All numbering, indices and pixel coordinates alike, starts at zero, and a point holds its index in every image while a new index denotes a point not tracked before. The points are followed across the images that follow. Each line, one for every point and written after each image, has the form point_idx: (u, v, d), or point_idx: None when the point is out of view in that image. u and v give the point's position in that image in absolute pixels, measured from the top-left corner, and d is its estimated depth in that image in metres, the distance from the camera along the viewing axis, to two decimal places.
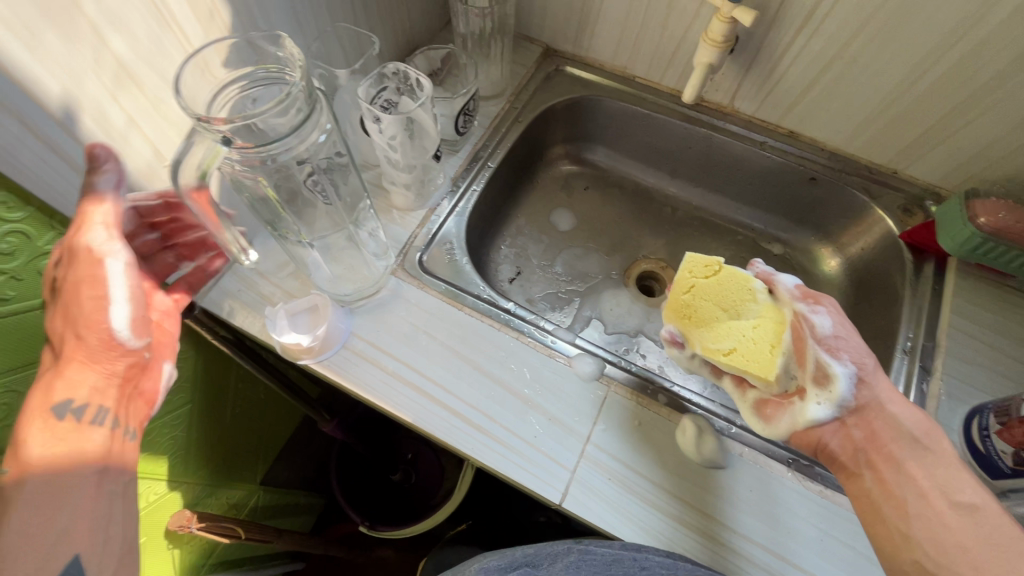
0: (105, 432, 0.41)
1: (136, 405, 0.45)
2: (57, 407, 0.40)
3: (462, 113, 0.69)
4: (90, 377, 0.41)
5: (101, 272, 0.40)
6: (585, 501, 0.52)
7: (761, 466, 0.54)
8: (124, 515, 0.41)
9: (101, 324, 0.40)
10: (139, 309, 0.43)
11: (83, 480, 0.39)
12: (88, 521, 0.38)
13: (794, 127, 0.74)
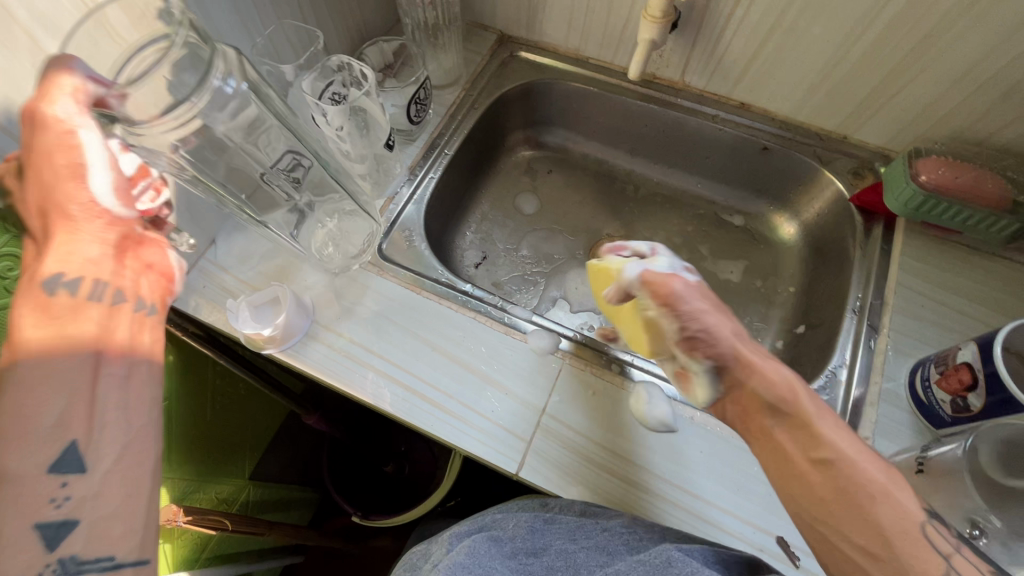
0: (104, 305, 0.39)
1: (144, 275, 0.43)
2: (48, 291, 0.37)
3: (413, 102, 0.70)
4: (80, 250, 0.39)
5: (76, 142, 0.38)
6: (541, 470, 0.54)
7: (712, 428, 0.56)
8: (133, 396, 0.38)
9: (53, 198, 0.38)
10: (117, 172, 0.40)
11: (88, 346, 0.37)
12: (86, 402, 0.35)
13: (744, 99, 0.75)
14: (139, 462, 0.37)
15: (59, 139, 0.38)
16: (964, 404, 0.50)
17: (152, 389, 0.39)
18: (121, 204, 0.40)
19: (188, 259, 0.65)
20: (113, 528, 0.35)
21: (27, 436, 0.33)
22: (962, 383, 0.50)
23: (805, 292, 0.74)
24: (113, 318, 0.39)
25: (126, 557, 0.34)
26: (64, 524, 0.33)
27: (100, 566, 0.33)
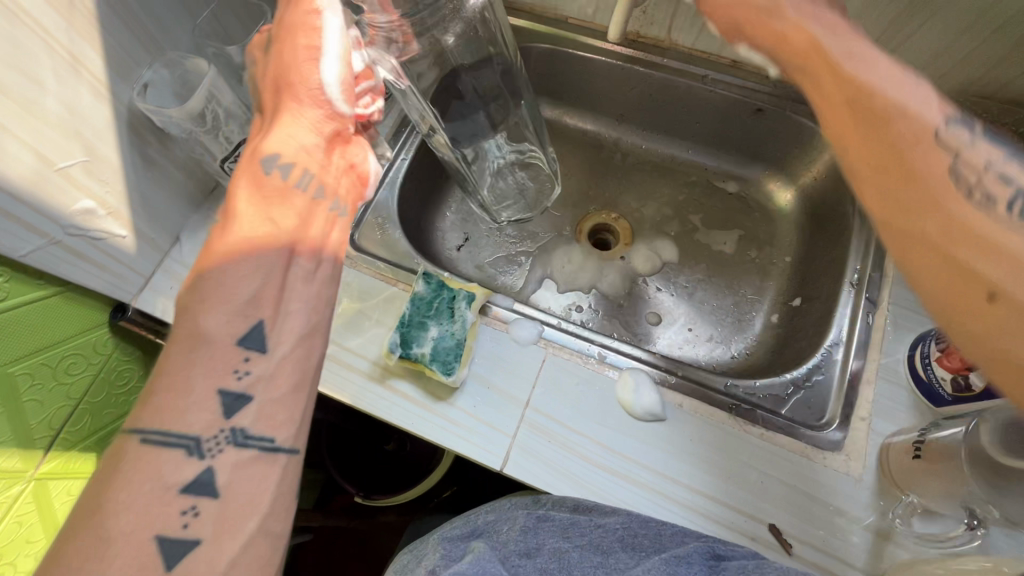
0: (305, 198, 0.46)
1: (342, 176, 0.50)
2: (265, 169, 0.45)
3: None
4: (291, 147, 0.46)
5: (320, 23, 0.45)
6: (526, 464, 0.52)
7: (702, 415, 0.54)
8: (312, 296, 0.44)
9: (291, 76, 0.45)
10: (345, 69, 0.47)
11: (283, 235, 0.43)
12: (273, 291, 0.42)
13: (736, 56, 0.70)
14: (303, 359, 0.43)
15: (309, 32, 0.45)
16: (965, 383, 0.48)
17: (331, 286, 0.46)
18: (347, 106, 0.49)
19: (152, 260, 0.62)
20: (276, 411, 0.41)
21: (182, 389, 0.37)
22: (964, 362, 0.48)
23: (801, 262, 0.71)
24: (303, 220, 0.45)
25: (282, 440, 0.40)
26: (241, 395, 0.39)
27: (260, 443, 0.39)
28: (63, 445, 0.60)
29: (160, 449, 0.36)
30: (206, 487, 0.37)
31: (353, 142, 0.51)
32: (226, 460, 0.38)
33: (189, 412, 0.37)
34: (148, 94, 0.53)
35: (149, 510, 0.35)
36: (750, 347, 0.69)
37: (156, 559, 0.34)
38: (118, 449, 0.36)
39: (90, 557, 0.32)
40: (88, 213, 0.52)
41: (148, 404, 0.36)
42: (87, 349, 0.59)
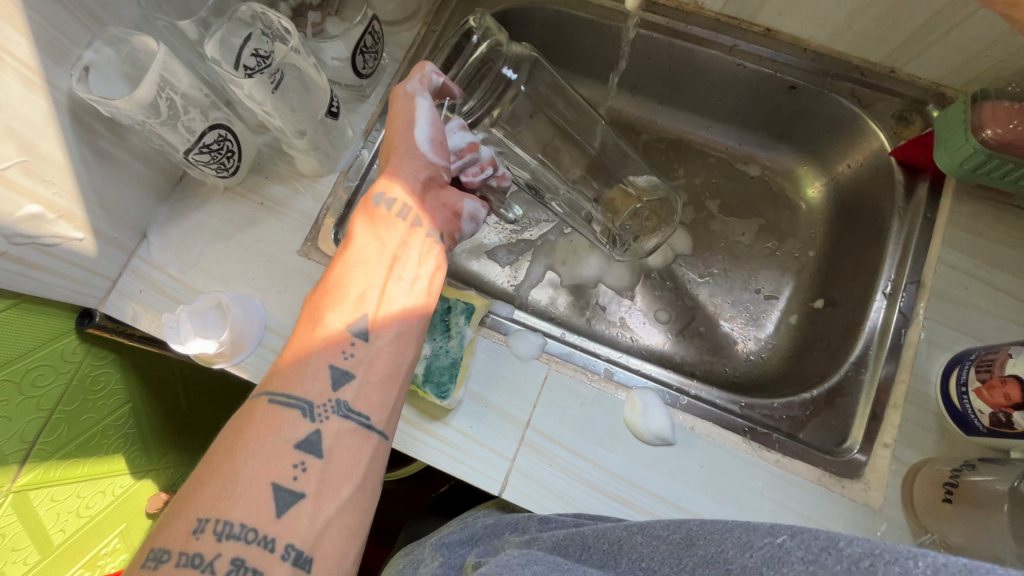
0: (407, 225, 0.47)
1: (441, 213, 0.50)
2: (374, 205, 0.47)
3: (358, 51, 0.56)
4: (399, 181, 0.47)
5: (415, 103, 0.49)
6: (525, 490, 0.49)
7: (713, 438, 0.50)
8: (404, 317, 0.44)
9: (392, 140, 0.49)
10: (435, 132, 0.49)
11: (372, 288, 0.43)
12: (376, 294, 0.43)
13: (771, 24, 0.61)
14: (399, 354, 0.43)
15: (404, 107, 0.49)
16: (1005, 419, 0.43)
17: (418, 327, 0.45)
18: (438, 157, 0.49)
19: (116, 261, 0.57)
20: (374, 393, 0.41)
21: (227, 476, 0.34)
22: (1007, 399, 0.43)
23: (826, 260, 0.66)
24: (395, 272, 0.45)
25: (377, 421, 0.40)
26: (348, 371, 0.40)
27: (360, 418, 0.39)
28: (39, 456, 0.57)
29: (282, 409, 0.37)
30: (314, 446, 0.37)
31: (449, 198, 0.51)
32: (331, 427, 0.38)
33: (305, 380, 0.39)
34: (91, 78, 0.46)
35: (271, 460, 0.35)
36: (765, 350, 0.65)
37: (271, 505, 0.34)
38: (250, 405, 0.38)
39: (222, 496, 0.33)
40: (36, 219, 0.46)
41: (278, 373, 0.39)
42: (55, 359, 0.55)
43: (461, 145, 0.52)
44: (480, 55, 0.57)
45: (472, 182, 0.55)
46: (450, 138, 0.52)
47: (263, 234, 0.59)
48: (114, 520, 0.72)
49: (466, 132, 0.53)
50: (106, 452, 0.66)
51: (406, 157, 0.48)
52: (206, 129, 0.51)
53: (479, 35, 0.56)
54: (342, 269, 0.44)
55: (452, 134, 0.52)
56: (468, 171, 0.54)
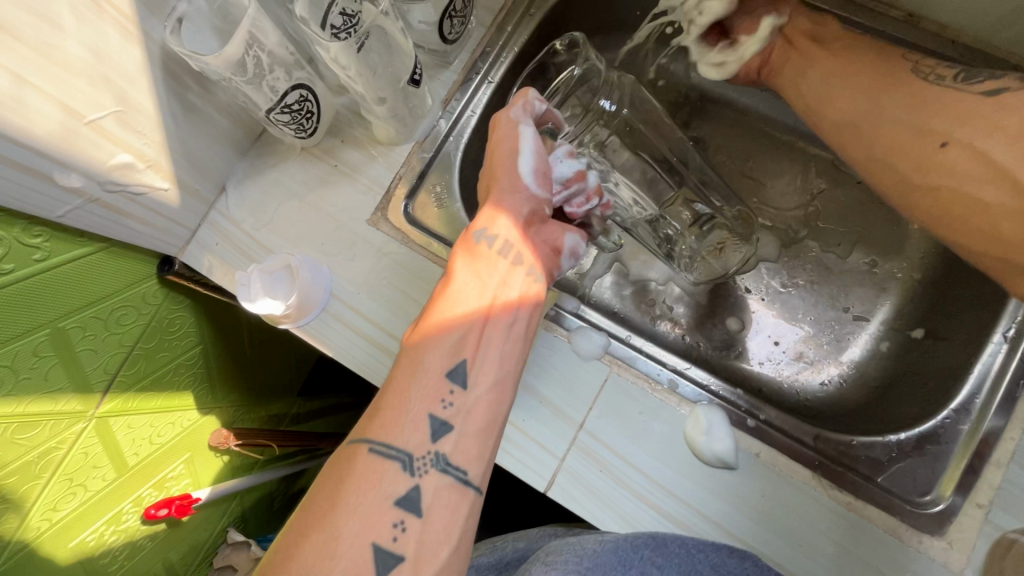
0: (508, 263, 0.45)
1: (542, 249, 0.48)
2: (475, 240, 0.46)
3: (446, 15, 0.53)
4: (500, 219, 0.46)
5: (519, 133, 0.47)
6: (572, 493, 0.48)
7: (780, 469, 0.47)
8: (509, 346, 0.44)
9: (495, 170, 0.47)
10: (538, 160, 0.47)
11: (474, 329, 0.43)
12: (477, 337, 0.43)
13: (916, 8, 0.53)
14: (497, 403, 0.43)
15: (508, 135, 0.47)
16: None
17: (516, 365, 0.44)
18: (541, 189, 0.48)
19: (197, 212, 0.58)
20: (471, 446, 0.41)
21: (326, 529, 0.36)
22: None
23: (934, 285, 0.58)
24: (496, 310, 0.44)
25: (473, 476, 0.40)
26: (446, 422, 0.40)
27: (457, 473, 0.40)
28: (121, 387, 0.61)
29: (382, 463, 0.38)
30: (413, 504, 0.38)
31: (550, 230, 0.49)
32: (430, 482, 0.39)
33: (406, 431, 0.39)
34: (183, 31, 0.46)
35: (371, 518, 0.36)
36: (846, 377, 0.60)
37: (370, 565, 0.36)
38: (350, 452, 0.39)
39: (324, 554, 0.35)
40: (126, 168, 0.48)
41: (376, 418, 0.40)
42: (138, 301, 0.58)
43: (568, 174, 0.49)
44: (574, 79, 0.52)
45: (575, 213, 0.52)
46: (557, 167, 0.49)
47: (335, 198, 0.58)
48: (181, 449, 0.77)
49: (574, 161, 0.50)
50: (178, 388, 0.71)
51: (509, 190, 0.46)
52: (288, 89, 0.51)
53: (577, 68, 0.52)
54: (440, 309, 0.44)
55: (559, 162, 0.49)
56: (574, 200, 0.51)
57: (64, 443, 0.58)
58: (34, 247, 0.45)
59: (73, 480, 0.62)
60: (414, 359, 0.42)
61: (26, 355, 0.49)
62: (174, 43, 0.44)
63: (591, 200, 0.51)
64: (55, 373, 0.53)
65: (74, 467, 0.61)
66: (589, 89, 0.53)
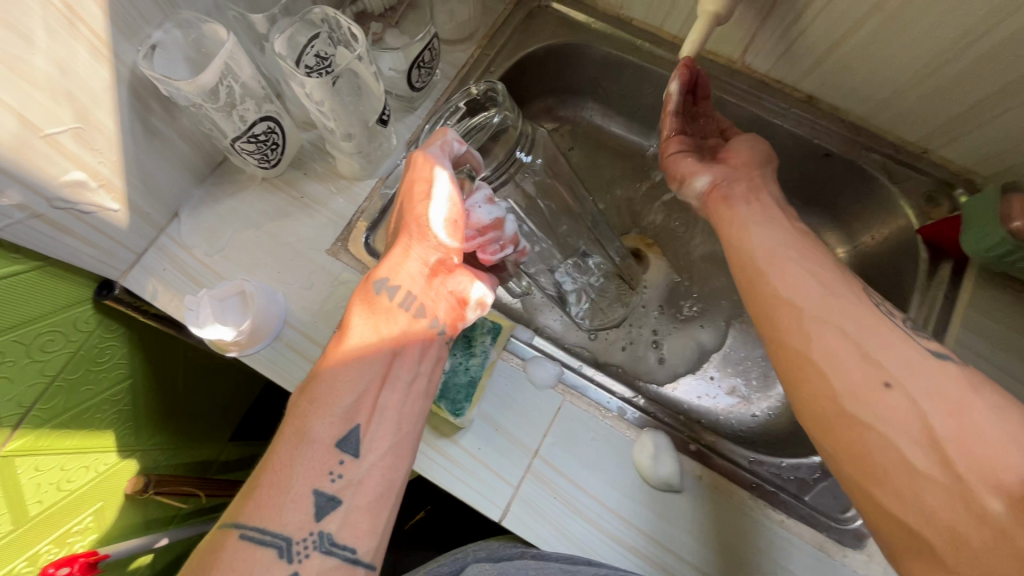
0: (409, 316, 0.46)
1: (445, 299, 0.48)
2: (376, 292, 0.46)
3: (415, 65, 0.58)
4: (402, 273, 0.46)
5: (431, 178, 0.47)
6: (526, 522, 0.48)
7: (720, 490, 0.50)
8: (406, 406, 0.44)
9: (405, 217, 0.48)
10: (451, 211, 0.47)
11: (365, 392, 0.42)
12: (371, 400, 0.42)
13: (814, 91, 0.63)
14: (392, 470, 0.42)
15: (422, 178, 0.47)
16: None
17: (412, 421, 0.44)
18: (450, 240, 0.48)
19: (145, 236, 0.57)
20: (361, 520, 0.39)
21: None
22: None
23: None
24: (392, 369, 0.44)
25: (364, 553, 0.39)
26: (333, 498, 0.39)
27: (345, 552, 0.38)
28: (34, 424, 0.56)
29: (257, 548, 0.36)
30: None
31: (459, 279, 0.49)
32: (312, 566, 0.37)
33: (285, 511, 0.37)
34: (155, 57, 0.46)
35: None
36: (775, 408, 0.65)
37: None
38: (220, 538, 0.36)
39: None
40: (78, 186, 0.47)
41: (253, 498, 0.37)
42: (66, 327, 0.54)
43: (484, 222, 0.50)
44: (493, 127, 0.53)
45: (488, 259, 0.53)
46: (476, 213, 0.50)
47: (296, 228, 0.59)
48: (94, 496, 0.69)
49: (493, 208, 0.51)
50: (97, 427, 0.65)
51: (417, 238, 0.47)
52: (257, 120, 0.52)
53: (501, 119, 0.52)
54: (333, 369, 0.42)
55: (477, 208, 0.50)
56: (489, 247, 0.52)
57: None
58: None
59: None
60: (300, 425, 0.40)
61: None
62: (145, 67, 0.45)
63: (503, 247, 0.53)
64: None
65: None
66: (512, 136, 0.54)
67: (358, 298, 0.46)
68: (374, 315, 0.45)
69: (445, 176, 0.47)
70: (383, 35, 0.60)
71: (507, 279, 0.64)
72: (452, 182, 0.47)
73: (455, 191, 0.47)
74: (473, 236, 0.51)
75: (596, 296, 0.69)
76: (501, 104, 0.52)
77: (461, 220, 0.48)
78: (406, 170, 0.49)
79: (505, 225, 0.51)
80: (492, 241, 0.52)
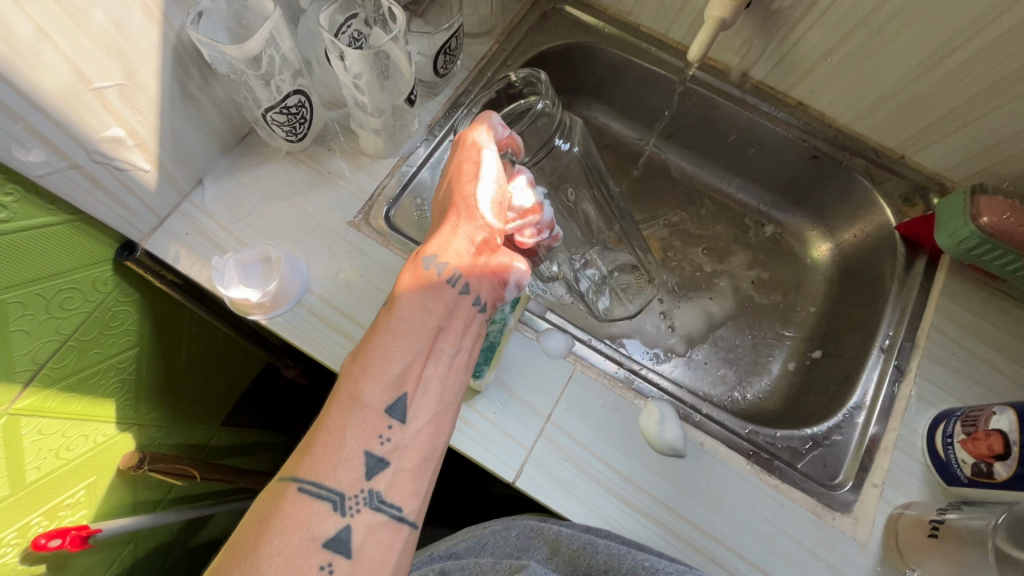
0: (457, 292, 0.44)
1: (490, 280, 0.47)
2: (424, 266, 0.44)
3: (441, 52, 0.61)
4: (452, 248, 0.45)
5: (480, 157, 0.49)
6: (539, 482, 0.51)
7: (720, 456, 0.53)
8: (449, 379, 0.43)
9: (455, 194, 0.48)
10: (497, 192, 0.50)
11: (414, 363, 0.41)
12: (419, 370, 0.41)
13: (804, 98, 0.68)
14: (435, 437, 0.41)
15: (471, 159, 0.50)
16: (986, 469, 0.46)
17: (455, 394, 0.43)
18: (496, 219, 0.49)
19: (169, 200, 0.58)
20: (407, 481, 0.39)
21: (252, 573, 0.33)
22: (990, 450, 0.46)
23: (827, 315, 0.71)
24: (439, 344, 0.43)
25: (409, 512, 0.39)
26: (382, 459, 0.38)
27: (392, 510, 0.38)
28: (43, 384, 0.55)
29: (313, 501, 0.36)
30: (343, 545, 0.36)
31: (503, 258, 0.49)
32: (362, 521, 0.37)
33: (339, 469, 0.37)
34: (201, 23, 0.49)
35: (296, 560, 0.34)
36: (765, 391, 0.69)
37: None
38: (277, 491, 0.36)
39: None
40: (116, 142, 0.48)
41: (308, 454, 0.37)
42: (85, 286, 0.54)
43: (524, 206, 0.54)
44: (533, 112, 0.58)
45: (524, 242, 0.57)
46: (517, 196, 0.54)
47: (319, 201, 0.61)
48: (88, 468, 0.68)
49: (531, 193, 0.55)
50: (100, 395, 0.65)
51: (467, 217, 0.47)
52: (290, 92, 0.54)
53: (541, 106, 0.57)
54: (382, 338, 0.41)
55: (518, 192, 0.54)
56: (525, 230, 0.56)
57: None
58: (1, 205, 0.43)
59: None
60: (352, 393, 0.39)
61: None
62: (192, 31, 0.47)
63: (540, 230, 0.57)
64: None
65: None
66: (548, 123, 0.59)
67: (404, 272, 0.45)
68: (422, 289, 0.43)
69: (493, 154, 0.50)
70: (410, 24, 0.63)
71: (540, 263, 0.65)
72: (499, 163, 0.50)
73: (501, 172, 0.51)
74: (513, 218, 0.54)
75: (612, 286, 0.71)
76: (544, 93, 0.57)
77: (504, 201, 0.50)
78: (457, 150, 0.51)
79: (543, 210, 0.55)
80: (527, 224, 0.55)
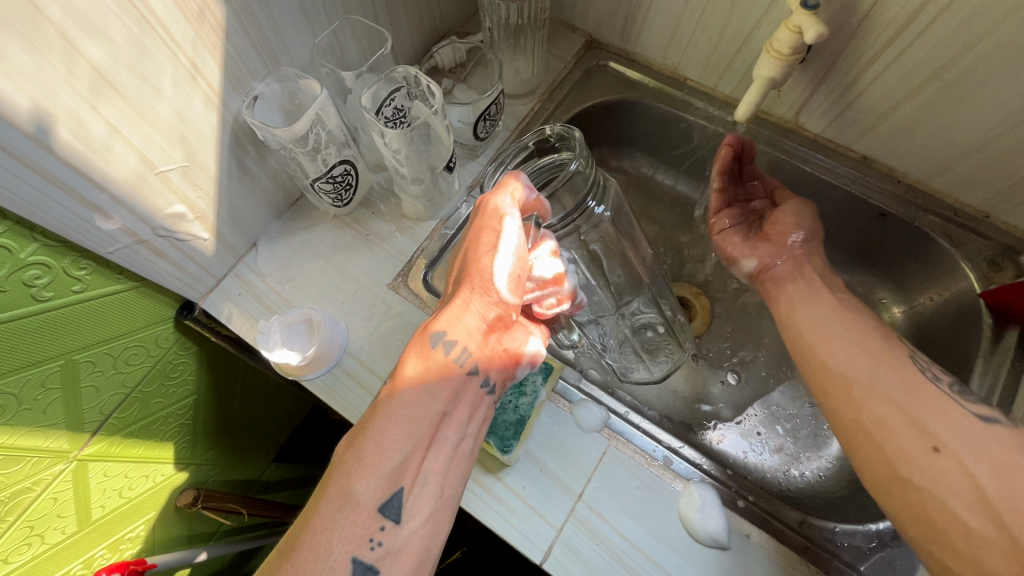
0: (463, 374, 0.46)
1: (501, 358, 0.48)
2: (432, 344, 0.46)
3: (481, 118, 0.63)
4: (461, 327, 0.46)
5: (500, 227, 0.48)
6: (568, 568, 0.48)
7: (768, 551, 0.49)
8: (450, 469, 0.44)
9: (471, 266, 0.48)
10: (515, 265, 0.48)
11: (413, 451, 0.42)
12: (417, 463, 0.42)
13: (868, 152, 0.64)
14: (430, 538, 0.42)
15: (490, 227, 0.49)
16: None
17: (455, 485, 0.44)
18: (512, 294, 0.48)
19: (226, 263, 0.62)
20: None
21: None
22: None
23: None
24: (440, 430, 0.44)
25: None
26: (371, 566, 0.40)
27: None
28: (109, 431, 0.60)
29: None
30: None
31: (514, 337, 0.49)
32: None
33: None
34: (256, 106, 0.52)
35: None
36: (825, 470, 0.63)
37: None
38: None
39: None
40: (178, 217, 0.52)
41: (291, 561, 0.38)
42: (149, 343, 0.59)
43: (546, 276, 0.53)
44: (568, 172, 0.53)
45: (544, 312, 0.56)
46: (538, 265, 0.52)
47: (361, 263, 0.63)
48: (147, 505, 0.72)
49: (555, 262, 0.53)
50: (161, 438, 0.69)
51: (479, 292, 0.47)
52: (336, 163, 0.57)
53: (575, 165, 0.52)
54: (381, 422, 0.42)
55: (539, 261, 0.52)
56: (544, 300, 0.55)
57: (38, 484, 0.55)
58: (76, 278, 0.47)
59: (36, 530, 0.57)
60: (345, 482, 0.41)
61: (34, 385, 0.49)
62: (248, 115, 0.50)
63: (561, 300, 0.56)
64: (55, 406, 0.52)
65: (44, 514, 0.57)
66: (582, 182, 0.53)
67: (414, 348, 0.46)
68: (429, 368, 0.45)
69: (515, 222, 0.48)
70: (452, 90, 0.65)
71: (559, 330, 0.63)
72: (519, 232, 0.48)
73: (521, 244, 0.49)
74: (531, 288, 0.53)
75: (640, 351, 0.67)
76: (578, 151, 0.52)
77: (523, 275, 0.49)
78: (478, 215, 0.51)
79: (564, 281, 0.54)
80: (546, 293, 0.54)
